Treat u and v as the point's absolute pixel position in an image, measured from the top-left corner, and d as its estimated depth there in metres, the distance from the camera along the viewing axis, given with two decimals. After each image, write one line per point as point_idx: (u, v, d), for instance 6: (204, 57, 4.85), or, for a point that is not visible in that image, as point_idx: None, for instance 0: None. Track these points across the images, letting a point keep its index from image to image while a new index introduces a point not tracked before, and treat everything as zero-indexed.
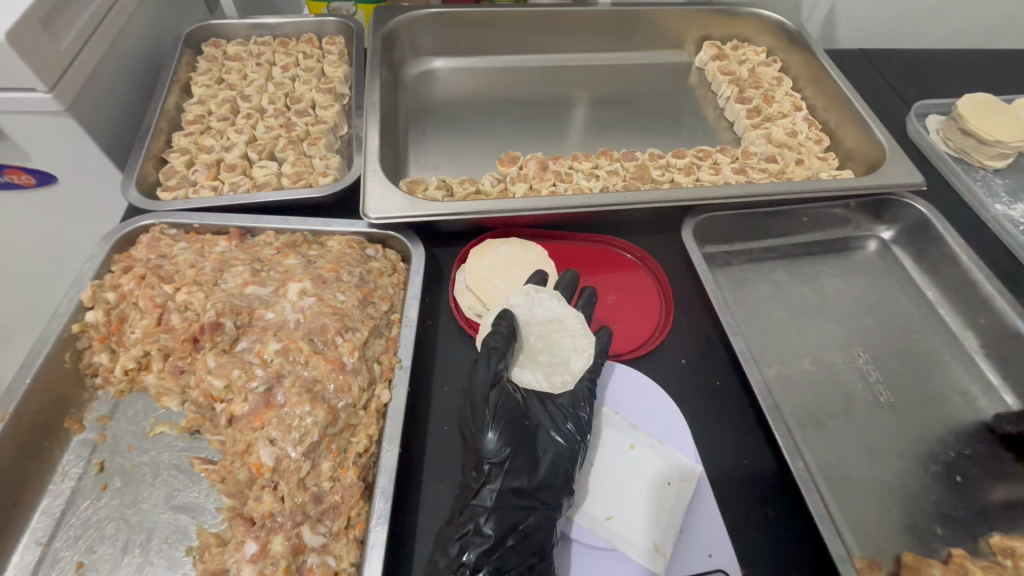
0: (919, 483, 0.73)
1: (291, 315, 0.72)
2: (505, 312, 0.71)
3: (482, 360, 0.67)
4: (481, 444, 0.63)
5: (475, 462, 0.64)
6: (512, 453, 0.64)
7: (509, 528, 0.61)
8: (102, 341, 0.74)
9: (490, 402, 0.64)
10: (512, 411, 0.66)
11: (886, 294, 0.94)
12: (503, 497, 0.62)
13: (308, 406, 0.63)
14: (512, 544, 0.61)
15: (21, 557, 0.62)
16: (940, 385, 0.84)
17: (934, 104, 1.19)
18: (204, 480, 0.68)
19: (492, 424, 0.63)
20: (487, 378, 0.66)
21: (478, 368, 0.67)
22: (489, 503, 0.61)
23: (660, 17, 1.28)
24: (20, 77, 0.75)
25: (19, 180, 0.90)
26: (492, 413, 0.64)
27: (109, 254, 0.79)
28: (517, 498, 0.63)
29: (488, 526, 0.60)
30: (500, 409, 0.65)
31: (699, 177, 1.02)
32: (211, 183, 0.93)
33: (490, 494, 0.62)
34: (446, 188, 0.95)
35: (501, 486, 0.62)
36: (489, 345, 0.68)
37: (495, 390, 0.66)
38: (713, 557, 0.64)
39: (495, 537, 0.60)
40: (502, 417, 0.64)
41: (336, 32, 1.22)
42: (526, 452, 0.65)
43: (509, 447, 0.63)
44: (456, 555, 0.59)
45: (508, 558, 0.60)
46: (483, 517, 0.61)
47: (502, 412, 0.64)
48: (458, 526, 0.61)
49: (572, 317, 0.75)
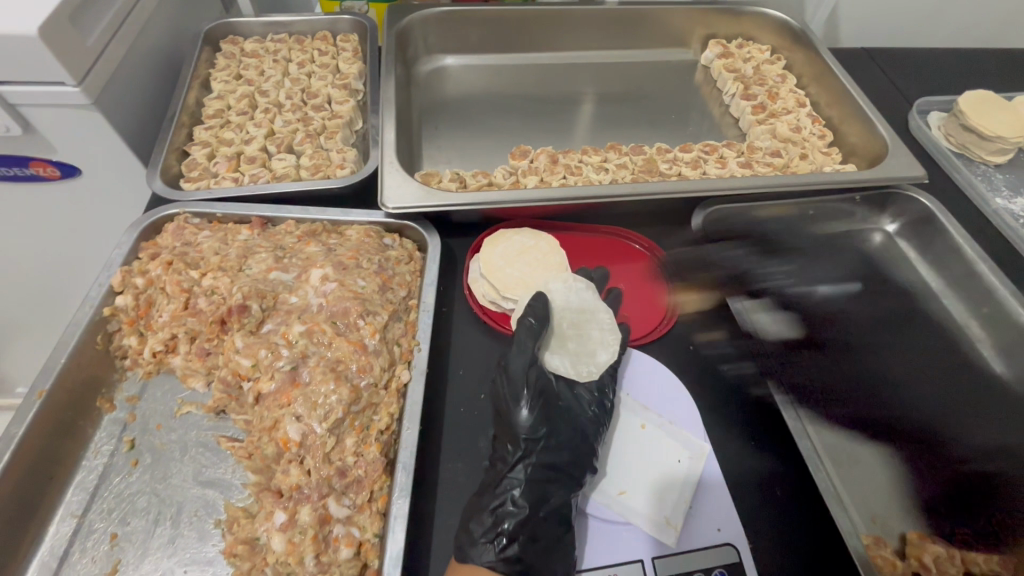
0: (922, 464, 0.76)
1: (314, 299, 0.75)
2: (540, 292, 0.76)
3: (519, 339, 0.72)
4: (515, 420, 0.68)
5: (511, 437, 0.68)
6: (546, 431, 0.69)
7: (542, 499, 0.65)
8: (131, 324, 0.76)
9: (526, 381, 0.69)
10: (545, 393, 0.71)
11: (891, 285, 0.97)
12: (535, 471, 0.66)
13: (332, 384, 0.66)
14: (543, 516, 0.64)
15: (58, 528, 0.65)
16: (944, 374, 0.86)
17: (936, 101, 1.21)
18: (230, 457, 0.71)
19: (528, 402, 0.68)
20: (521, 361, 0.71)
21: (512, 352, 0.71)
22: (523, 476, 0.65)
23: (665, 16, 1.30)
24: (51, 70, 0.78)
25: (46, 172, 0.93)
26: (529, 393, 0.69)
27: (136, 241, 0.82)
28: (549, 471, 0.67)
29: (522, 498, 0.64)
30: (536, 389, 0.70)
31: (706, 170, 1.05)
32: (232, 174, 0.95)
33: (523, 468, 0.66)
34: (459, 180, 0.98)
35: (535, 460, 0.66)
36: (526, 323, 0.73)
37: (532, 368, 0.71)
38: (721, 530, 0.66)
39: (528, 508, 0.64)
40: (536, 397, 0.69)
41: (350, 30, 1.25)
42: (555, 432, 0.69)
43: (543, 427, 0.69)
44: (494, 524, 0.62)
45: (542, 528, 0.63)
46: (518, 488, 0.65)
47: (538, 394, 0.70)
48: (493, 497, 0.64)
49: (603, 311, 0.78)
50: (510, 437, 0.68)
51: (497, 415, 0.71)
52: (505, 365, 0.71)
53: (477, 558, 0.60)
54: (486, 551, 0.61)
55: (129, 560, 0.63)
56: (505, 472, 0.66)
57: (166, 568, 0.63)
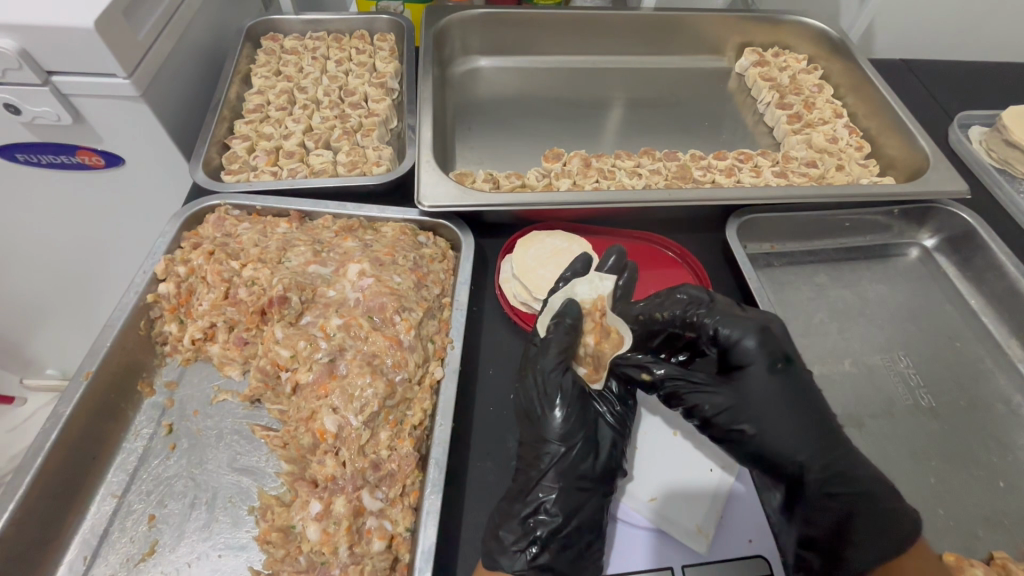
0: (958, 486, 0.74)
1: (351, 293, 0.76)
2: (569, 300, 0.72)
3: (552, 344, 0.69)
4: (549, 426, 0.66)
5: (542, 445, 0.66)
6: (580, 436, 0.66)
7: (575, 507, 0.63)
8: (172, 311, 0.78)
9: (561, 387, 0.67)
10: (579, 396, 0.68)
11: (930, 300, 0.95)
12: (570, 479, 0.64)
13: (368, 377, 0.67)
14: (575, 524, 0.62)
15: (99, 506, 0.67)
16: (984, 395, 0.84)
17: (979, 115, 1.19)
18: (265, 446, 0.72)
19: (563, 407, 0.67)
20: (552, 368, 0.68)
21: (543, 355, 0.69)
22: (557, 485, 0.64)
23: (701, 23, 1.30)
24: (105, 64, 0.81)
25: (91, 161, 0.96)
26: (561, 399, 0.67)
27: (179, 231, 0.83)
28: (583, 481, 0.65)
29: (556, 506, 0.63)
30: (569, 394, 0.67)
31: (741, 178, 1.04)
32: (271, 169, 0.97)
33: (557, 475, 0.64)
34: (492, 181, 0.99)
35: (568, 468, 0.65)
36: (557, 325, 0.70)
37: (565, 375, 0.68)
38: (753, 542, 0.66)
39: (561, 517, 0.62)
40: (571, 403, 0.67)
41: (387, 30, 1.26)
42: (591, 438, 0.67)
43: (577, 432, 0.66)
44: (524, 532, 0.62)
45: (572, 537, 0.62)
46: (550, 497, 0.63)
47: (570, 398, 0.67)
48: (525, 506, 0.63)
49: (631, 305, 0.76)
50: (542, 443, 0.66)
51: (527, 422, 0.69)
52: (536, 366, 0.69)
53: (508, 565, 0.60)
54: (517, 559, 0.60)
55: (166, 542, 0.64)
56: (537, 478, 0.65)
57: (201, 552, 0.64)
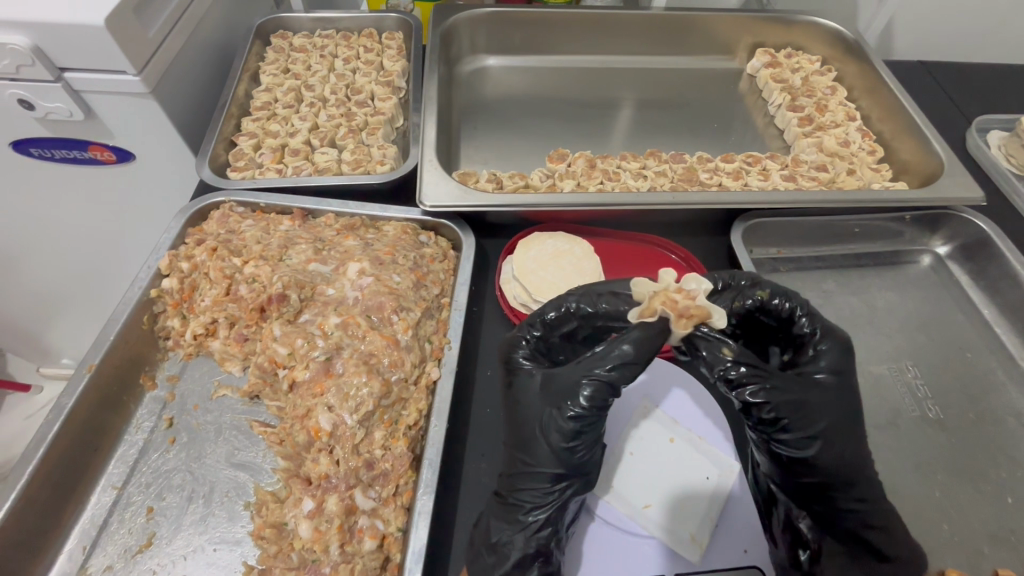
0: (964, 501, 0.73)
1: (351, 292, 0.76)
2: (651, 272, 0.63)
3: (525, 329, 0.68)
4: (520, 432, 0.63)
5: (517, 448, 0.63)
6: (533, 438, 0.61)
7: (534, 517, 0.59)
8: (175, 306, 0.79)
9: (529, 388, 0.64)
10: (542, 398, 0.62)
11: (942, 309, 0.93)
12: (530, 484, 0.60)
13: (364, 376, 0.67)
14: (530, 530, 0.59)
15: (99, 498, 0.68)
16: (994, 407, 0.82)
17: (998, 120, 1.15)
18: (262, 442, 0.72)
19: (551, 407, 0.60)
20: (525, 374, 0.65)
21: (517, 352, 0.67)
22: (526, 492, 0.60)
23: (713, 23, 1.28)
24: (114, 61, 0.82)
25: (102, 156, 0.98)
26: (522, 400, 0.64)
27: (184, 227, 0.84)
28: (540, 485, 0.60)
29: (530, 515, 0.59)
30: (530, 395, 0.63)
31: (748, 182, 1.03)
32: (276, 166, 0.98)
33: (528, 483, 0.61)
34: (496, 181, 0.98)
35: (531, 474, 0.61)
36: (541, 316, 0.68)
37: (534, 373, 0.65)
38: (747, 552, 0.65)
39: (524, 525, 0.59)
40: (529, 403, 0.63)
41: (395, 28, 1.27)
42: (543, 440, 0.61)
43: (529, 434, 0.62)
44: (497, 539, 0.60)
45: (528, 542, 0.59)
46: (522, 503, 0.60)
47: (530, 398, 0.63)
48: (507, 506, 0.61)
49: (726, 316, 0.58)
50: (520, 447, 0.62)
51: (508, 420, 0.65)
52: (513, 364, 0.67)
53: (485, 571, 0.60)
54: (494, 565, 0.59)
55: (163, 535, 0.65)
56: (514, 481, 0.62)
57: (197, 545, 0.65)
